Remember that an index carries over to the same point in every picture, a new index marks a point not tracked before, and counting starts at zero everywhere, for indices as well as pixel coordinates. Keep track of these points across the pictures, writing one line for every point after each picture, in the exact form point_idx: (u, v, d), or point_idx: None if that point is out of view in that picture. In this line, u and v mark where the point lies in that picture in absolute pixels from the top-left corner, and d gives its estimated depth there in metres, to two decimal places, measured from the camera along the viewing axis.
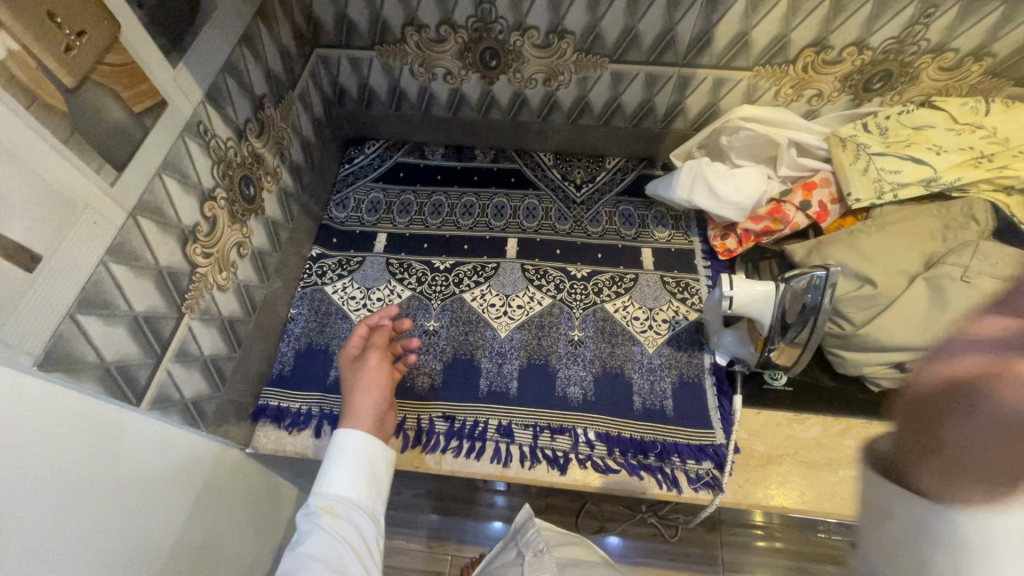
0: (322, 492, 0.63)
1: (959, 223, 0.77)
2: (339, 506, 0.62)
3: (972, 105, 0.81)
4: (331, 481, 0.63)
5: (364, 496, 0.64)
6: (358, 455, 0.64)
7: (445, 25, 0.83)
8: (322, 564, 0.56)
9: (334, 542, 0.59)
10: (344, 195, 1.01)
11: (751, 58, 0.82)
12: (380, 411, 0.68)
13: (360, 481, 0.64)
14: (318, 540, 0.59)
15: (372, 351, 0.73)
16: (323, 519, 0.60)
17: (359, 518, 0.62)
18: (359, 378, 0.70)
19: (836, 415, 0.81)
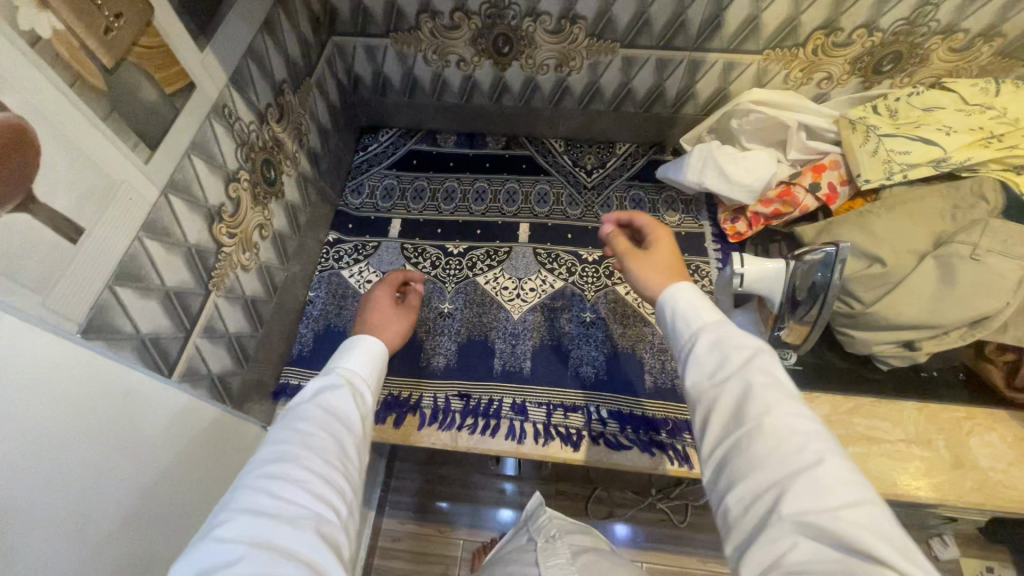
0: (340, 367, 0.59)
1: (969, 203, 0.78)
2: (356, 381, 0.58)
3: (982, 86, 0.82)
4: (353, 360, 0.60)
5: (372, 381, 0.60)
6: (380, 352, 0.63)
7: (458, 12, 0.85)
8: (335, 422, 0.52)
9: (347, 405, 0.54)
10: (359, 181, 1.03)
11: (761, 42, 0.83)
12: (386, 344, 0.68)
13: (373, 368, 0.61)
14: (336, 396, 0.55)
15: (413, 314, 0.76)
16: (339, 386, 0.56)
17: (367, 396, 0.58)
18: (394, 325, 0.71)
19: (845, 394, 0.82)
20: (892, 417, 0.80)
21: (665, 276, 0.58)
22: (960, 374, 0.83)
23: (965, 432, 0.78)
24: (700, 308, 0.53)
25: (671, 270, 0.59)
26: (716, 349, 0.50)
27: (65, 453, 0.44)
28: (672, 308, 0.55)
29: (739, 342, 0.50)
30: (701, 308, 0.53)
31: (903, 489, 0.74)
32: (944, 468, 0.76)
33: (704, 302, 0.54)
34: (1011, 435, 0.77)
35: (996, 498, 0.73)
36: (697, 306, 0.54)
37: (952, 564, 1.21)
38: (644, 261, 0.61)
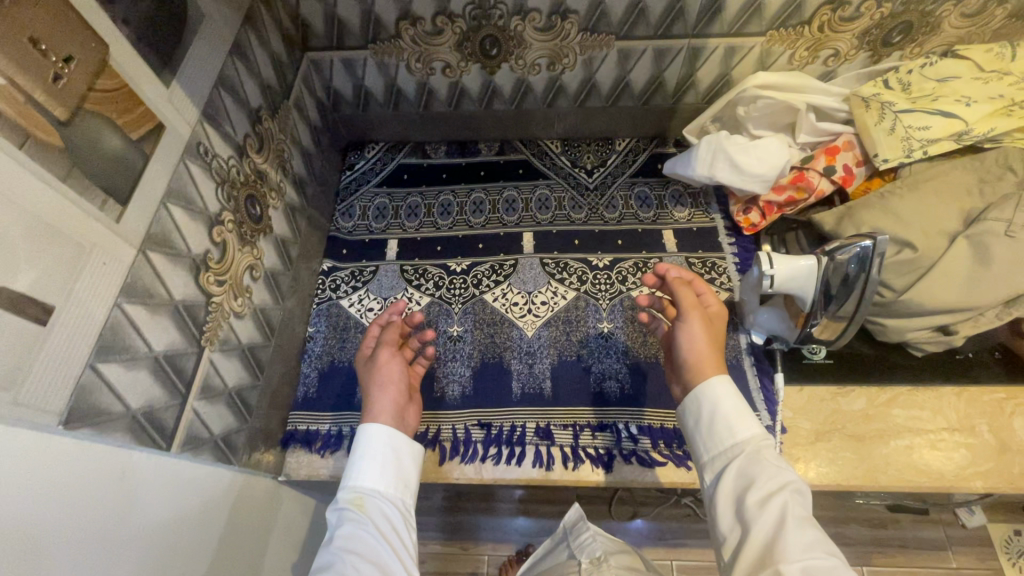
0: (350, 488, 0.61)
1: (995, 174, 0.74)
2: (368, 499, 0.60)
3: (996, 51, 0.78)
4: (359, 474, 0.62)
5: (390, 489, 0.62)
6: (385, 447, 0.64)
7: (441, 16, 0.79)
8: (357, 557, 0.53)
9: (363, 533, 0.56)
10: (349, 203, 0.98)
11: (765, 22, 0.79)
12: (397, 406, 0.68)
13: (388, 475, 0.63)
14: (351, 532, 0.56)
15: (382, 347, 0.73)
16: (351, 512, 0.58)
17: (389, 510, 0.60)
18: (371, 375, 0.71)
19: (881, 385, 0.78)
20: (930, 405, 0.77)
21: (711, 356, 0.64)
22: (996, 353, 0.79)
23: (1007, 414, 0.75)
24: (735, 419, 0.58)
25: (717, 349, 0.66)
26: (748, 469, 0.54)
27: (68, 562, 0.39)
28: (706, 413, 0.60)
29: (775, 463, 0.54)
30: (738, 419, 0.58)
31: (951, 481, 0.71)
32: (990, 455, 0.73)
33: (741, 414, 0.59)
34: None
35: None
36: (730, 416, 0.59)
37: (980, 532, 1.20)
38: (702, 330, 0.66)
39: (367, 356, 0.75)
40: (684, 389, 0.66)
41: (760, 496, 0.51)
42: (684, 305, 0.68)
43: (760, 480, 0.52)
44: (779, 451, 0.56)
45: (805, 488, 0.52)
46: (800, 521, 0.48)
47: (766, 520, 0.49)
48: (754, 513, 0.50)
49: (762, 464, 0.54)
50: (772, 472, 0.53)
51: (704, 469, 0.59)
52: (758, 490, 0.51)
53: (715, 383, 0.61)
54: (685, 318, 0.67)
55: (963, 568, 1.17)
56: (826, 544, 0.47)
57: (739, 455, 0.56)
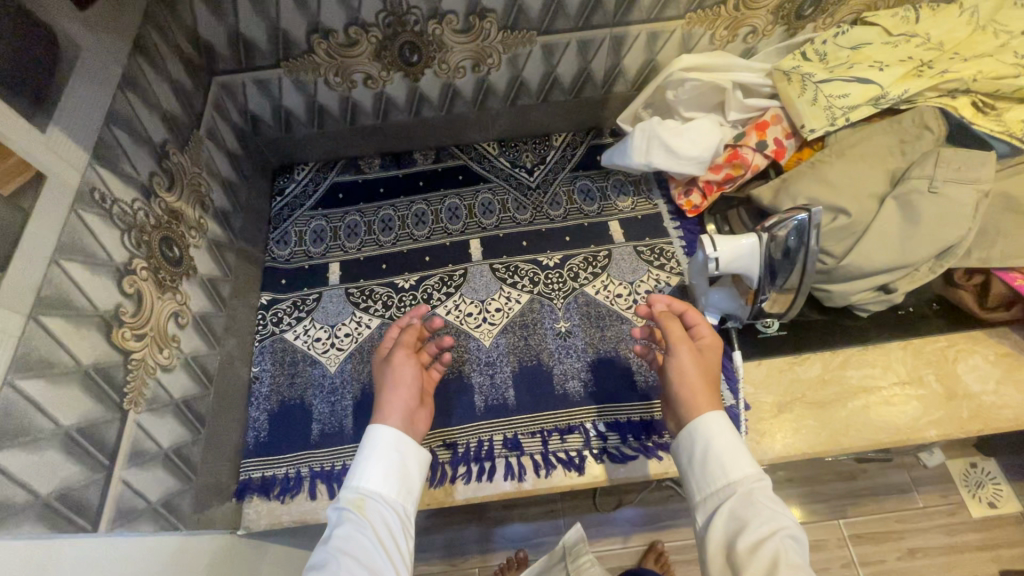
0: (351, 489, 0.58)
1: (914, 135, 0.76)
2: (369, 501, 0.56)
3: (902, 14, 0.80)
4: (363, 473, 0.58)
5: (394, 494, 0.58)
6: (391, 450, 0.60)
7: (353, 26, 0.75)
8: (351, 560, 0.50)
9: (359, 536, 0.53)
10: (283, 230, 0.93)
11: (682, 5, 0.78)
12: (408, 408, 0.64)
13: (392, 476, 0.59)
14: (348, 533, 0.53)
15: (400, 348, 0.69)
16: (349, 513, 0.55)
17: (388, 514, 0.56)
18: (385, 375, 0.67)
19: (832, 349, 0.80)
20: (881, 361, 0.79)
21: (705, 390, 0.62)
22: (934, 305, 0.83)
23: (951, 360, 0.79)
24: (727, 457, 0.57)
25: (709, 379, 0.63)
26: (739, 512, 0.53)
27: None
28: (699, 447, 0.59)
29: (769, 507, 0.52)
30: (732, 457, 0.56)
31: (908, 433, 0.74)
32: (940, 403, 0.76)
33: (737, 452, 0.57)
34: (994, 353, 0.79)
35: (992, 421, 0.74)
36: (724, 454, 0.57)
37: (942, 470, 1.26)
38: (694, 362, 0.63)
39: (383, 354, 0.71)
40: (679, 423, 0.63)
41: (754, 539, 0.49)
42: (671, 336, 0.65)
43: (752, 523, 0.51)
44: (776, 492, 0.54)
45: (801, 533, 0.51)
46: (794, 568, 0.46)
47: (759, 563, 0.47)
48: (745, 558, 0.48)
49: (754, 508, 0.52)
50: (766, 515, 0.51)
51: (698, 509, 0.58)
52: (750, 534, 0.50)
53: (710, 418, 0.59)
54: (675, 353, 0.64)
55: (932, 506, 1.23)
56: None
57: (731, 496, 0.54)
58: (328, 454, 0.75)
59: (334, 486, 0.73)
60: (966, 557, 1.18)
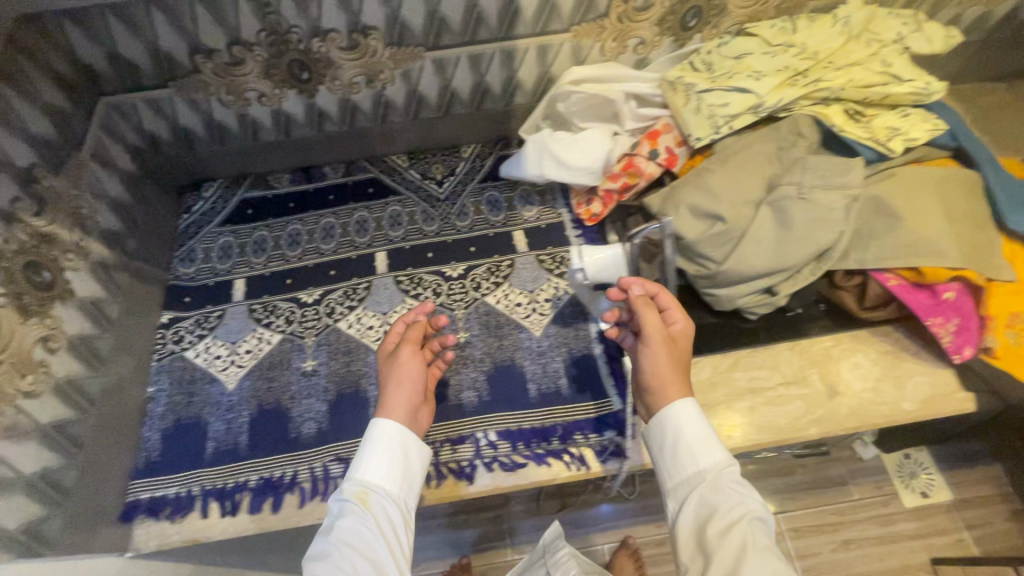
0: (353, 481, 0.61)
1: (790, 142, 0.79)
2: (372, 495, 0.60)
3: (780, 25, 0.82)
4: (364, 466, 0.61)
5: (396, 486, 0.61)
6: (393, 441, 0.62)
7: (235, 45, 0.75)
8: (353, 552, 0.54)
9: (362, 528, 0.56)
10: (189, 247, 0.92)
11: (565, 19, 0.80)
12: (412, 406, 0.66)
13: (393, 469, 0.61)
14: (351, 525, 0.57)
15: (406, 343, 0.69)
16: (354, 506, 0.58)
17: (389, 506, 0.59)
18: (391, 372, 0.68)
19: (723, 352, 0.82)
20: (768, 363, 0.82)
21: (676, 379, 0.62)
22: (822, 306, 0.86)
23: (835, 359, 0.81)
24: (698, 447, 0.58)
25: (679, 370, 0.63)
26: (709, 498, 0.55)
27: None
28: (667, 436, 0.60)
29: (738, 491, 0.55)
30: (706, 445, 0.58)
31: (789, 432, 0.76)
32: (822, 401, 0.78)
33: (710, 440, 0.59)
34: (875, 351, 0.82)
35: (869, 418, 0.76)
36: (695, 445, 0.58)
37: (875, 462, 1.29)
38: (667, 356, 0.62)
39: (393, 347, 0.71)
40: (647, 411, 0.64)
41: (722, 528, 0.52)
42: (647, 327, 0.63)
43: (721, 509, 0.54)
44: (744, 475, 0.57)
45: (768, 517, 0.54)
46: (762, 553, 0.50)
47: (728, 549, 0.51)
48: (715, 544, 0.51)
49: (726, 495, 0.55)
50: (735, 501, 0.54)
51: (668, 498, 0.59)
52: (722, 520, 0.53)
53: (680, 407, 0.60)
54: (647, 347, 0.63)
55: (865, 497, 1.26)
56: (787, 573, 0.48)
57: (704, 484, 0.56)
58: (220, 473, 0.75)
59: (227, 503, 0.73)
60: (897, 546, 1.21)
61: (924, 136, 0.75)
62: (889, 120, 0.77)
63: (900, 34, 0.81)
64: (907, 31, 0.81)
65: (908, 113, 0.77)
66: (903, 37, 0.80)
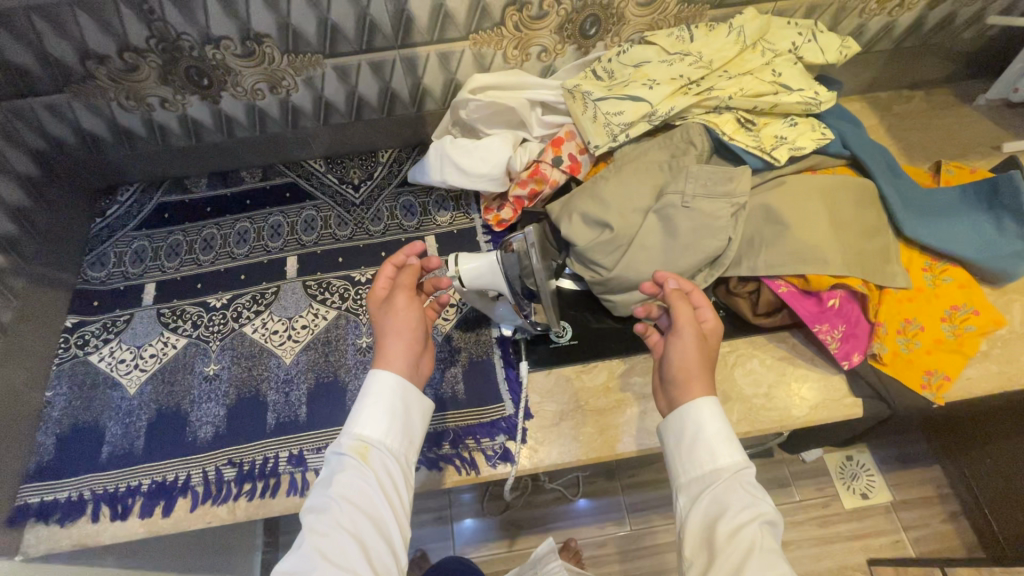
0: (352, 434, 0.60)
1: (682, 150, 0.80)
2: (372, 450, 0.59)
3: (678, 34, 0.83)
4: (365, 422, 0.60)
5: (398, 444, 0.60)
6: (395, 399, 0.61)
7: (126, 52, 0.75)
8: (351, 508, 0.55)
9: (363, 486, 0.57)
10: (101, 251, 0.92)
11: (460, 27, 0.80)
12: (412, 355, 0.64)
13: (395, 430, 0.60)
14: (350, 483, 0.57)
15: (401, 291, 0.66)
16: (352, 460, 0.58)
17: (391, 465, 0.59)
18: (388, 321, 0.64)
19: (622, 357, 0.83)
20: None
21: (703, 375, 0.60)
22: (721, 312, 0.86)
23: (731, 365, 0.82)
24: (717, 443, 0.56)
25: (709, 368, 0.61)
26: (721, 496, 0.54)
27: None
28: (690, 428, 0.58)
29: (750, 492, 0.53)
30: (723, 440, 0.57)
31: None
32: None
33: (729, 439, 0.57)
34: (770, 357, 0.83)
35: (758, 423, 0.77)
36: (714, 441, 0.57)
37: (817, 463, 1.29)
38: (697, 349, 0.61)
39: (383, 298, 0.67)
40: (669, 403, 0.63)
41: (731, 527, 0.51)
42: (679, 321, 0.62)
43: (732, 509, 0.53)
44: (757, 479, 0.55)
45: (778, 515, 0.53)
46: (766, 553, 0.50)
47: (735, 550, 0.50)
48: (722, 542, 0.51)
49: (740, 494, 0.54)
50: (746, 501, 0.53)
51: (680, 488, 0.58)
52: (734, 518, 0.52)
53: (703, 404, 0.58)
54: (677, 336, 0.61)
55: (804, 499, 1.26)
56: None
57: (718, 483, 0.55)
58: (113, 476, 0.76)
59: (117, 507, 0.74)
60: (836, 546, 1.21)
61: (810, 145, 0.77)
62: (778, 129, 0.79)
63: (794, 44, 0.82)
64: (802, 41, 0.83)
65: (796, 122, 0.79)
66: (796, 48, 0.82)
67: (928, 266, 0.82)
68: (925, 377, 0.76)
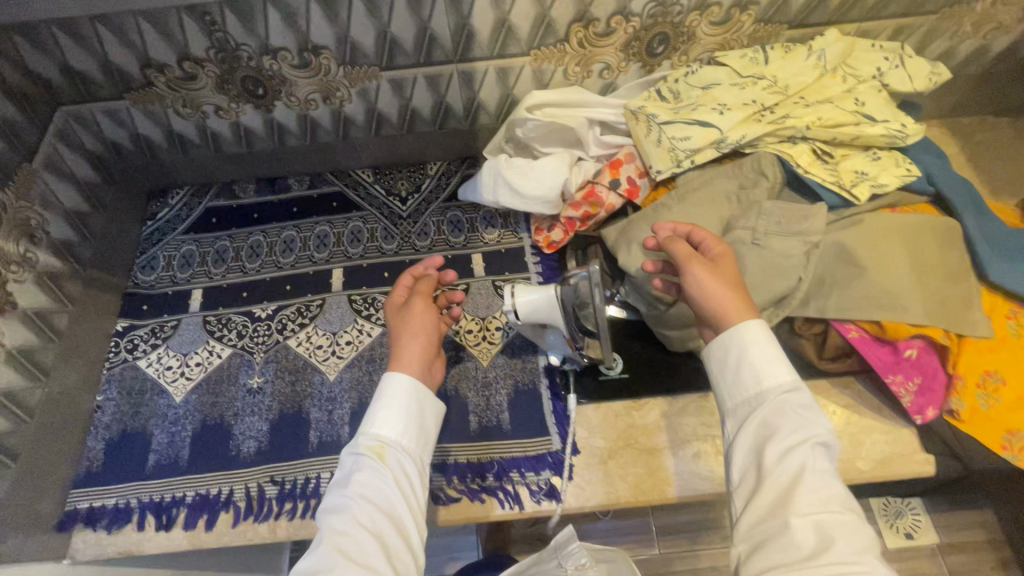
0: (368, 434, 0.58)
1: (752, 181, 0.75)
2: (388, 449, 0.57)
3: (751, 56, 0.78)
4: (379, 422, 0.58)
5: (412, 442, 0.58)
6: (409, 399, 0.60)
7: (186, 61, 0.74)
8: (371, 507, 0.53)
9: (380, 483, 0.54)
10: (151, 255, 0.93)
11: (522, 43, 0.77)
12: (427, 357, 0.64)
13: (409, 428, 0.59)
14: (367, 481, 0.54)
15: (418, 296, 0.68)
16: (369, 460, 0.56)
17: (406, 463, 0.57)
18: (404, 323, 0.66)
19: (675, 395, 0.79)
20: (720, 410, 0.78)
21: (729, 297, 0.57)
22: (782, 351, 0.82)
23: None
24: (764, 366, 0.53)
25: (733, 287, 0.58)
26: (771, 419, 0.51)
27: None
28: (732, 354, 0.55)
29: (802, 417, 0.51)
30: (771, 365, 0.53)
31: None
32: None
33: (778, 359, 0.54)
34: (834, 404, 0.78)
35: None
36: (758, 364, 0.54)
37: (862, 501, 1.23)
38: (708, 275, 0.58)
39: (402, 302, 0.70)
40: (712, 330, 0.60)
41: (783, 452, 0.49)
42: (680, 257, 0.60)
43: (783, 433, 0.50)
44: (813, 397, 0.52)
45: (833, 443, 0.50)
46: (820, 479, 0.47)
47: (784, 474, 0.48)
48: (773, 467, 0.48)
49: (791, 416, 0.51)
50: (797, 425, 0.50)
51: (727, 417, 0.55)
52: (784, 443, 0.49)
53: (738, 331, 0.55)
54: (688, 269, 0.59)
55: None
56: (845, 500, 0.46)
57: (767, 405, 0.52)
58: (158, 486, 0.76)
59: (162, 518, 0.74)
60: None
61: (892, 182, 0.71)
62: (858, 163, 0.73)
63: (879, 70, 0.76)
64: (888, 66, 0.76)
65: (879, 156, 0.74)
66: (881, 74, 0.76)
67: (1014, 313, 0.73)
68: (1007, 437, 0.68)
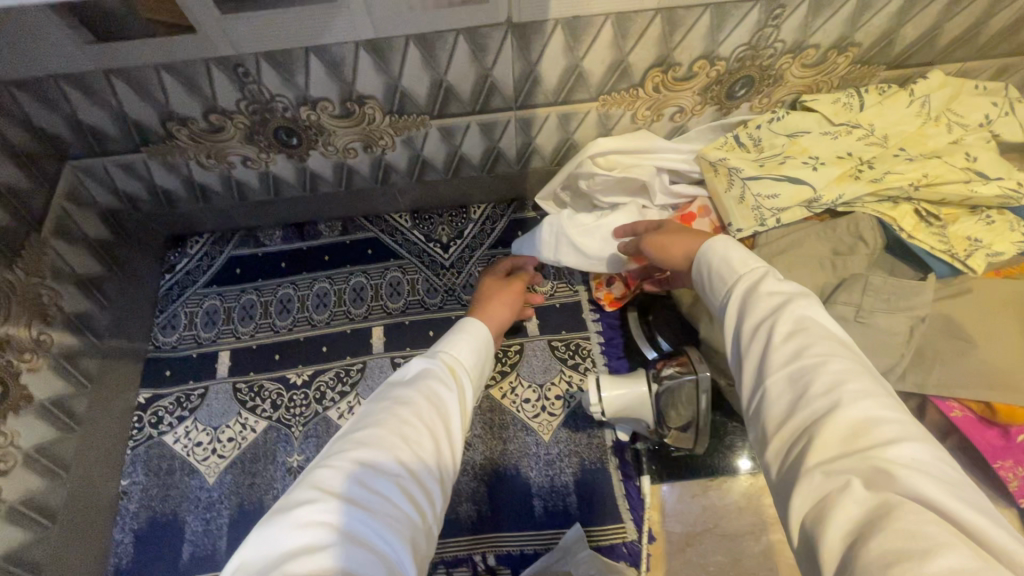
0: (445, 352, 0.53)
1: (848, 246, 0.67)
2: (458, 371, 0.52)
3: (845, 100, 0.70)
4: (455, 346, 0.54)
5: (474, 373, 0.54)
6: (482, 341, 0.56)
7: (213, 114, 0.65)
8: (430, 404, 0.46)
9: (444, 390, 0.48)
10: (173, 313, 0.85)
11: (592, 89, 0.68)
12: (502, 329, 0.69)
13: (476, 360, 0.54)
14: (432, 385, 0.48)
15: (519, 280, 0.75)
16: (442, 372, 0.50)
17: (467, 389, 0.51)
18: (498, 292, 0.72)
19: (755, 473, 0.74)
20: None
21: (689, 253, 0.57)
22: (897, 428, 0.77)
23: None
24: (735, 265, 0.48)
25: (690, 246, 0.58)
26: (746, 303, 0.44)
27: None
28: (705, 270, 0.51)
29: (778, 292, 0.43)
30: (739, 256, 0.48)
31: None
32: None
33: (743, 255, 0.48)
34: None
35: None
36: (726, 267, 0.48)
37: None
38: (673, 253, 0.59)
39: (500, 276, 0.78)
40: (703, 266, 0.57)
41: (758, 327, 0.42)
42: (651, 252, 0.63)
43: (757, 311, 0.43)
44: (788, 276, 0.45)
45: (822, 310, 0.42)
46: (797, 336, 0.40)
47: (764, 344, 0.41)
48: (754, 343, 0.41)
49: (764, 289, 0.44)
50: (773, 298, 0.43)
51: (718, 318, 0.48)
52: (753, 313, 0.43)
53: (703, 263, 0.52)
54: (643, 242, 0.64)
55: None
56: (827, 346, 0.38)
57: (738, 293, 0.45)
58: None
59: None
60: None
61: (1009, 250, 0.64)
62: (968, 227, 0.66)
63: (988, 117, 0.69)
64: (997, 113, 0.69)
65: (991, 218, 0.66)
66: (989, 121, 0.69)
67: None
68: None
